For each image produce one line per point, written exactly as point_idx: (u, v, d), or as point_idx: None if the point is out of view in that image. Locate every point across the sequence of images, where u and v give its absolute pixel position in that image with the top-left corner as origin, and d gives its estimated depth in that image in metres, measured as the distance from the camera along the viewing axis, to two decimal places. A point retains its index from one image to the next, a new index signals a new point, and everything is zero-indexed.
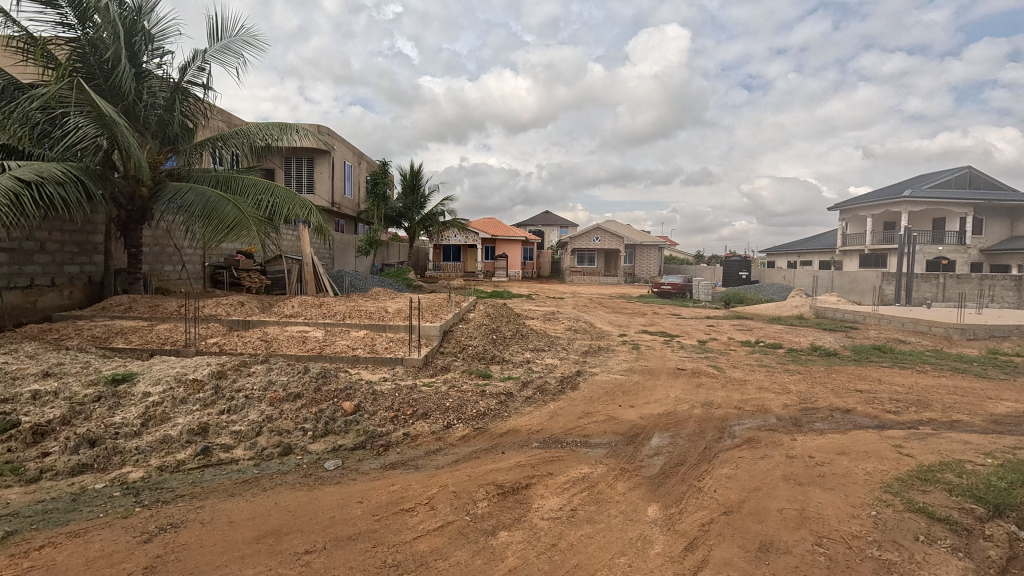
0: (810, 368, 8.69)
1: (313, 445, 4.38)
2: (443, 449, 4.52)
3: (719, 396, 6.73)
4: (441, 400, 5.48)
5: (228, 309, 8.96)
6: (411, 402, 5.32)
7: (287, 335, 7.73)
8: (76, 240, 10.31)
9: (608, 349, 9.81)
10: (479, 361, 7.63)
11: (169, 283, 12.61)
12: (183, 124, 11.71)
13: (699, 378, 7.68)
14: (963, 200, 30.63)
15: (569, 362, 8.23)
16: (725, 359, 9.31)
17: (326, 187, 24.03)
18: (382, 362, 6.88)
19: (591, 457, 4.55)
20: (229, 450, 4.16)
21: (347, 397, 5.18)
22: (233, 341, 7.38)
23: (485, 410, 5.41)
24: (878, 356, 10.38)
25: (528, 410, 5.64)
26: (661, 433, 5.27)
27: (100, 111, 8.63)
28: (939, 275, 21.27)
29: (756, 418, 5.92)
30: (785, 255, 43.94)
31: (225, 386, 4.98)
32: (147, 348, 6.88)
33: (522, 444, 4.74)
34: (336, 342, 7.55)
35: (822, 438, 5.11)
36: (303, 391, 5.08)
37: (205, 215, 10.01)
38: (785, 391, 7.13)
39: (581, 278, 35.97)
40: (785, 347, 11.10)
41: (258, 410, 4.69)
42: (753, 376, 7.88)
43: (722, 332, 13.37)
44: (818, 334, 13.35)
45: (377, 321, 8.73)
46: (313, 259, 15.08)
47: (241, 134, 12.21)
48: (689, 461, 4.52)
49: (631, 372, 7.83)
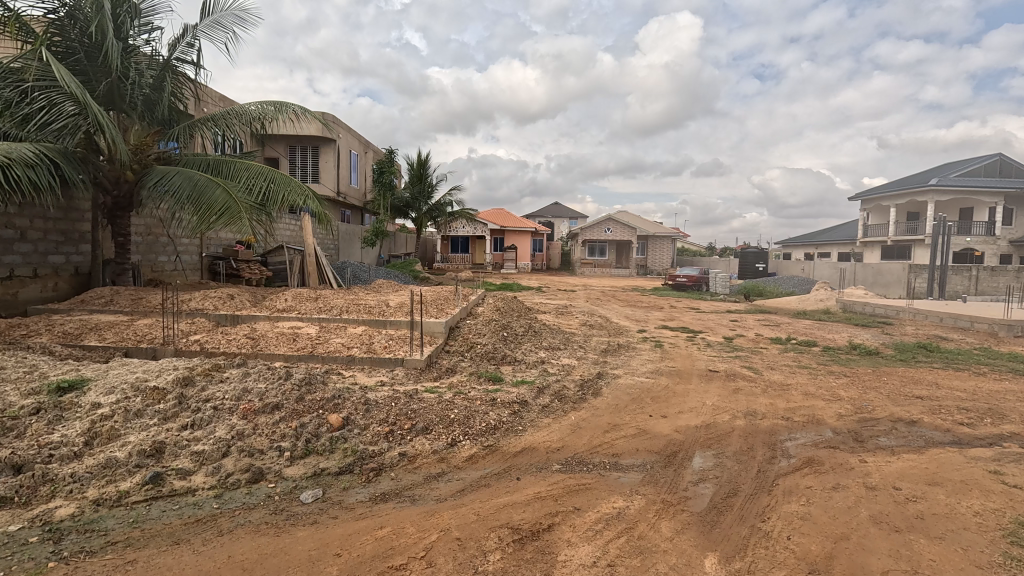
0: (856, 369, 7.81)
1: (290, 469, 3.65)
2: (446, 475, 3.77)
3: (762, 404, 5.90)
4: (444, 411, 4.70)
5: (215, 303, 8.25)
6: (409, 412, 4.56)
7: (276, 332, 7.02)
8: (61, 228, 9.68)
9: (629, 347, 8.98)
10: (488, 361, 6.86)
11: (163, 274, 11.98)
12: (173, 105, 10.95)
13: (734, 381, 6.82)
14: (994, 189, 29.37)
15: (589, 363, 7.42)
16: (759, 358, 8.47)
17: (331, 176, 23.26)
18: (381, 363, 6.16)
19: (625, 485, 3.77)
20: (187, 478, 3.42)
21: (334, 408, 4.42)
22: (216, 339, 6.69)
23: (496, 422, 4.63)
24: (925, 356, 9.47)
25: (547, 422, 4.85)
26: (702, 453, 4.49)
27: (76, 88, 7.90)
28: (972, 267, 20.23)
29: (810, 433, 5.11)
30: (803, 247, 42.64)
31: (192, 395, 4.24)
32: (120, 346, 6.25)
33: (541, 468, 3.98)
34: (330, 340, 6.81)
35: (898, 461, 4.28)
36: (284, 400, 4.35)
37: (193, 201, 9.28)
38: (836, 397, 6.27)
39: (592, 270, 35.01)
40: (821, 345, 10.23)
41: (229, 425, 3.96)
42: (796, 380, 7.01)
43: (748, 327, 12.50)
44: (853, 330, 12.44)
45: (377, 316, 7.98)
46: (315, 249, 14.41)
47: (235, 114, 11.31)
48: (742, 490, 3.73)
49: (657, 374, 7.02)
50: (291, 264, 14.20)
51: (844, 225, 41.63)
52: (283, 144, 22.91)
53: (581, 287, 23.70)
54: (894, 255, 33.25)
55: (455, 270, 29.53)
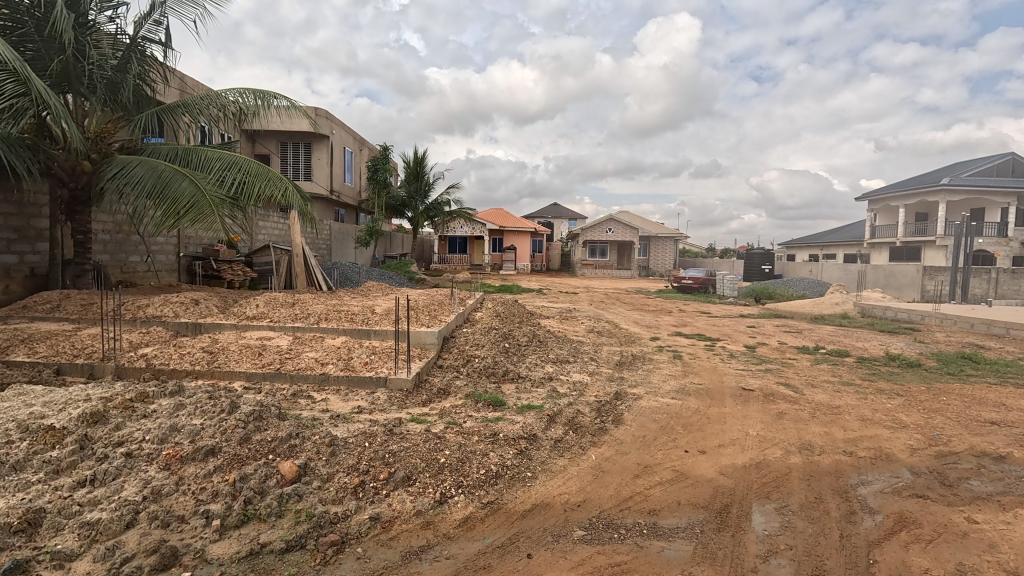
0: (908, 387, 6.82)
1: (217, 546, 2.64)
2: (431, 550, 2.78)
3: (816, 433, 4.92)
4: (433, 453, 3.67)
5: (176, 309, 7.20)
6: (386, 455, 3.55)
7: (241, 345, 6.03)
8: (13, 224, 8.72)
9: (646, 359, 8.00)
10: (487, 379, 5.90)
11: (134, 276, 10.99)
12: (140, 91, 9.85)
13: (776, 404, 5.82)
14: (1007, 189, 28.53)
15: (603, 379, 6.44)
16: (793, 372, 7.50)
17: (324, 174, 22.32)
18: (360, 383, 5.20)
19: (674, 564, 2.79)
20: (63, 567, 2.39)
21: (289, 451, 3.40)
22: (168, 353, 5.71)
23: (498, 468, 3.64)
24: (975, 369, 8.44)
25: (561, 465, 3.86)
26: (761, 507, 3.52)
27: (15, 64, 6.79)
28: (993, 269, 19.41)
29: (885, 474, 4.16)
30: (807, 248, 41.67)
31: (100, 436, 3.23)
32: (52, 362, 5.28)
33: (558, 537, 2.99)
34: (302, 354, 5.83)
35: (1021, 523, 3.31)
36: (224, 441, 3.33)
37: (156, 193, 8.22)
38: (900, 424, 5.31)
39: (593, 271, 34.08)
40: (855, 355, 9.28)
41: (142, 481, 2.96)
42: (845, 401, 6.00)
43: (768, 335, 11.48)
44: (882, 338, 11.45)
45: (360, 325, 6.98)
46: (302, 249, 13.45)
47: (207, 99, 9.99)
48: (832, 572, 2.78)
49: (685, 394, 6.03)
50: (278, 265, 13.22)
51: (850, 226, 40.81)
52: (274, 140, 21.89)
53: (585, 288, 24.19)
54: (903, 257, 32.27)
55: (454, 270, 29.60)
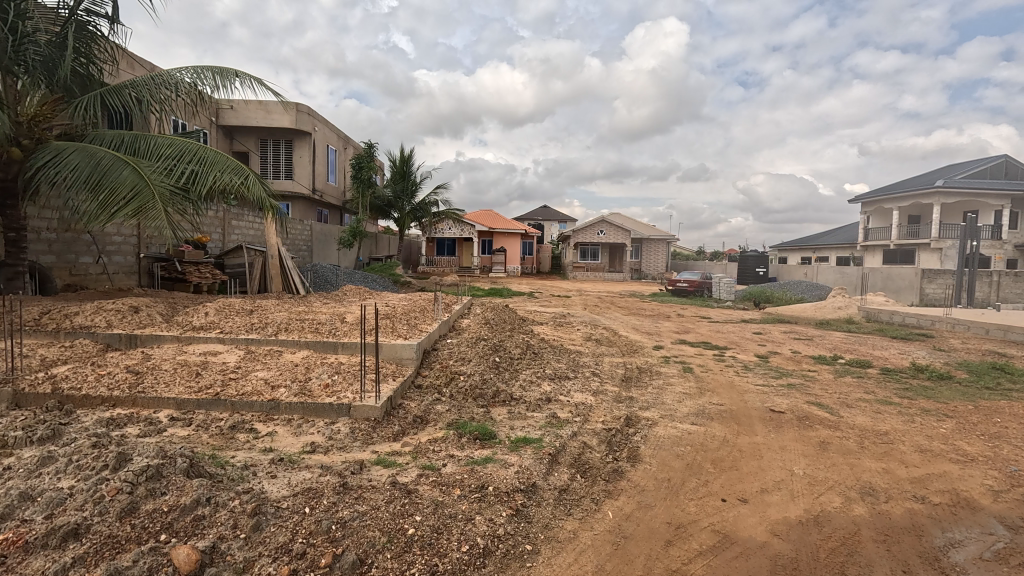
0: (954, 407, 5.98)
1: None
2: None
3: (874, 472, 4.04)
4: (399, 523, 2.70)
5: (110, 318, 6.12)
6: (333, 526, 2.59)
7: (177, 363, 5.00)
8: None
9: (653, 373, 7.10)
10: (474, 401, 4.97)
11: (86, 279, 9.84)
12: (85, 71, 8.73)
13: (814, 430, 4.94)
14: (1002, 190, 28.22)
15: (610, 401, 5.50)
16: (820, 388, 6.64)
17: (305, 172, 21.20)
18: (318, 413, 4.23)
19: None
20: None
21: (190, 527, 2.42)
22: (84, 373, 4.65)
23: (488, 542, 2.68)
24: (1012, 382, 7.63)
25: (569, 530, 2.92)
26: None
27: None
28: (994, 272, 18.90)
29: (974, 531, 3.27)
30: (800, 250, 41.25)
31: None
32: None
33: None
34: (250, 374, 4.84)
35: None
36: (96, 515, 2.36)
37: (93, 184, 7.12)
38: (967, 456, 4.44)
39: (584, 273, 33.26)
40: (877, 366, 8.45)
41: None
42: (891, 426, 5.15)
43: (778, 342, 10.65)
44: (900, 346, 10.66)
45: (325, 336, 6.00)
46: (278, 250, 12.46)
47: (160, 80, 8.87)
48: None
49: (706, 418, 5.15)
50: (252, 267, 12.23)
51: (842, 228, 40.46)
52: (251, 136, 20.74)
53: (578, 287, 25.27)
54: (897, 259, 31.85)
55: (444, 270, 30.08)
